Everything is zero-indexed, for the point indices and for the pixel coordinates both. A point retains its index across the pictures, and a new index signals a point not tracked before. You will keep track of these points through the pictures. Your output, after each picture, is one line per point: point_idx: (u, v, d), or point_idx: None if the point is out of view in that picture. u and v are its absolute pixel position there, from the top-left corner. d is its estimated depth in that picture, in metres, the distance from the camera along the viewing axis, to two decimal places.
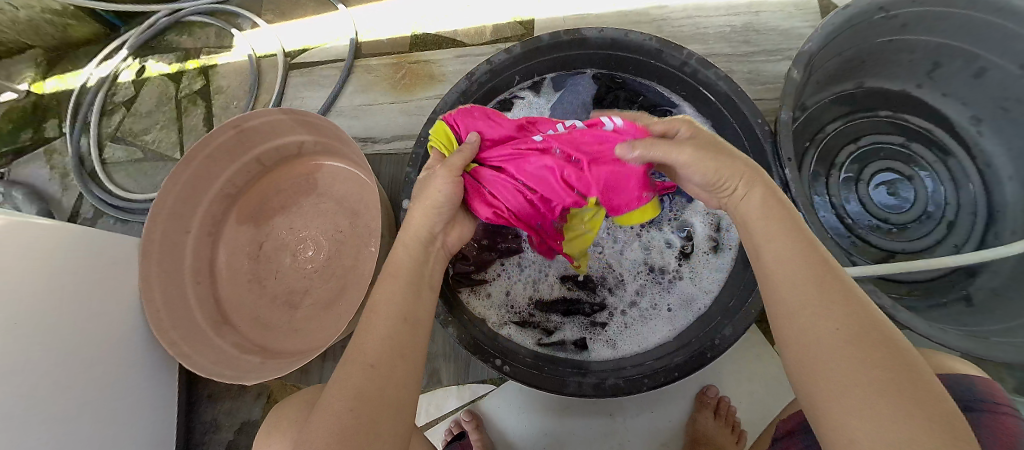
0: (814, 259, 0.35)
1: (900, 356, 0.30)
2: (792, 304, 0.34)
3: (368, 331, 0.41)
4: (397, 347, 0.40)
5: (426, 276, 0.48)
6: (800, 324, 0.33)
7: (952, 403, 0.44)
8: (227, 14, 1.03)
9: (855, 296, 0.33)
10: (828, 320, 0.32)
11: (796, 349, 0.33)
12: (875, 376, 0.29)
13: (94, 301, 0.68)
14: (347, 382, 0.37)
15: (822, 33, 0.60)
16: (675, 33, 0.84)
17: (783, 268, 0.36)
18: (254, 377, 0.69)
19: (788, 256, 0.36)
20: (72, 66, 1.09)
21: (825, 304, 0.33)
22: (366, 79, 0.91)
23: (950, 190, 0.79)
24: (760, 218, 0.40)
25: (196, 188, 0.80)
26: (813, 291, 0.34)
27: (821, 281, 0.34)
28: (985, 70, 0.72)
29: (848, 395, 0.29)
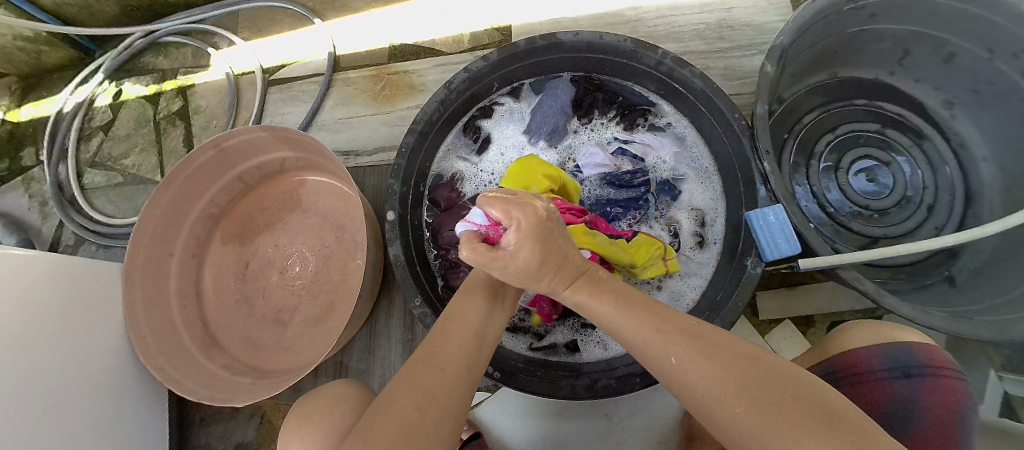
0: (660, 329, 0.39)
1: (772, 377, 0.34)
2: (670, 368, 0.38)
3: (443, 339, 0.42)
4: (465, 359, 0.41)
5: (503, 295, 0.50)
6: (682, 383, 0.37)
7: (895, 374, 0.48)
8: (204, 33, 1.02)
9: (715, 342, 0.38)
10: (694, 373, 0.36)
11: (694, 406, 0.37)
12: (747, 404, 0.33)
13: (78, 331, 0.67)
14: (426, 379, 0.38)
15: (794, 26, 0.61)
16: (651, 33, 0.85)
17: (645, 343, 0.40)
18: (247, 398, 0.68)
19: (646, 332, 0.40)
20: (46, 92, 1.07)
21: (692, 359, 0.36)
22: (346, 92, 0.91)
23: (928, 174, 0.80)
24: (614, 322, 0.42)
25: (178, 211, 0.79)
26: (678, 349, 0.37)
27: (681, 342, 0.38)
28: (954, 55, 0.73)
29: (743, 428, 0.32)
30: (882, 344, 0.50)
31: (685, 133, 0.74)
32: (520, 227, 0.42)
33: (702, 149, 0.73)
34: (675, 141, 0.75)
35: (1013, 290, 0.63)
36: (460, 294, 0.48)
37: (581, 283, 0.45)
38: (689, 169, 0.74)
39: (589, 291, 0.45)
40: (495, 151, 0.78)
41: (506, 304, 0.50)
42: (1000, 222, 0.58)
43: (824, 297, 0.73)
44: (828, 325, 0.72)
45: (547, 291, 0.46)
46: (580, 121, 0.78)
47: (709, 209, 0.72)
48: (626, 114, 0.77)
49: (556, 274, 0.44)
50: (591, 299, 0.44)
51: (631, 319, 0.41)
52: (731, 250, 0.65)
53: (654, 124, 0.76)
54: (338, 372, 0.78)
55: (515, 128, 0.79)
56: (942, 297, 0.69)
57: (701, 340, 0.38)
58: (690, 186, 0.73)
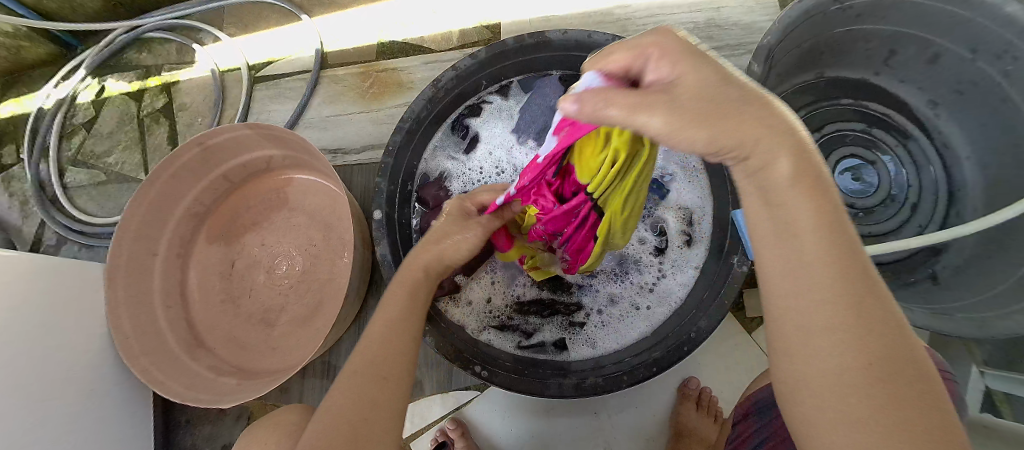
0: (841, 246, 0.28)
1: (905, 367, 0.26)
2: (808, 311, 0.28)
3: (379, 344, 0.43)
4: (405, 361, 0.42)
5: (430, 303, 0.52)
6: (792, 312, 0.29)
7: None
8: (188, 29, 1.00)
9: (888, 304, 0.28)
10: (819, 313, 0.28)
11: (782, 332, 0.30)
12: (867, 371, 0.26)
13: (58, 332, 0.65)
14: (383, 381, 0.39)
15: (779, 26, 0.62)
16: (640, 32, 0.85)
17: (801, 251, 0.29)
18: (232, 400, 0.67)
19: (823, 257, 0.28)
20: (27, 88, 1.05)
21: (837, 315, 0.27)
22: (334, 89, 0.90)
23: (913, 174, 0.83)
24: (795, 203, 0.29)
25: (162, 210, 0.78)
26: (837, 297, 0.27)
27: (848, 274, 0.28)
28: (938, 56, 0.73)
29: (828, 384, 0.27)
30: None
31: None
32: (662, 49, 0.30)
33: None
34: None
35: (999, 285, 0.63)
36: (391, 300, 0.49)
37: (807, 174, 0.29)
38: (677, 168, 0.74)
39: (808, 181, 0.29)
40: (483, 149, 0.78)
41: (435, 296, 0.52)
42: (978, 221, 0.58)
43: None
44: None
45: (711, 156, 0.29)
46: None
47: (696, 207, 0.72)
48: None
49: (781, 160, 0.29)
50: (805, 187, 0.29)
51: (813, 228, 0.29)
52: (718, 248, 0.65)
53: None
54: (325, 373, 0.77)
55: (503, 126, 0.78)
56: (926, 294, 0.70)
57: (873, 301, 0.28)
58: (678, 184, 0.73)
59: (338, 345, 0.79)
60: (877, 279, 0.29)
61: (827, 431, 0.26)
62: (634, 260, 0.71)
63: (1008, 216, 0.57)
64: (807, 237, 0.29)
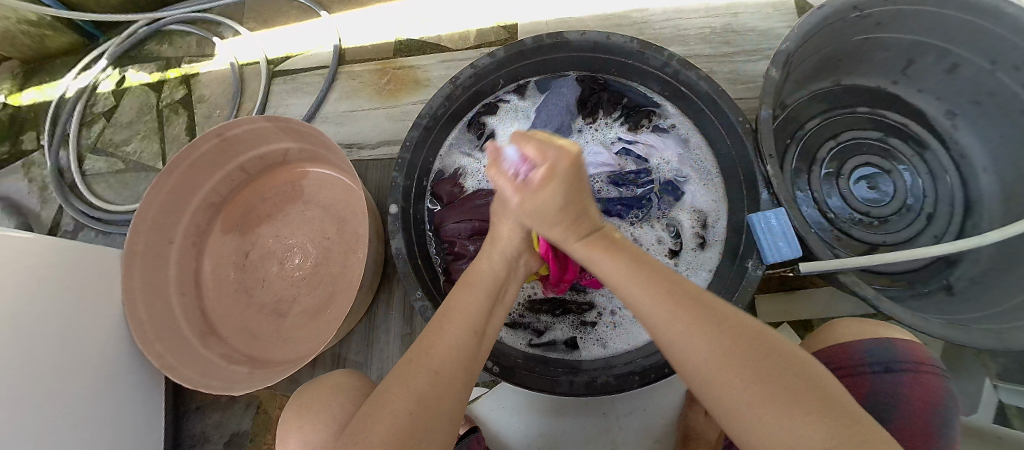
0: (670, 296, 0.37)
1: (776, 355, 0.32)
2: (672, 340, 0.36)
3: (438, 336, 0.41)
4: (463, 359, 0.40)
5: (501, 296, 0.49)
6: (683, 355, 0.35)
7: (875, 369, 0.48)
8: (209, 23, 1.02)
9: (743, 325, 0.35)
10: (698, 352, 0.34)
11: (692, 384, 0.35)
12: (753, 386, 0.31)
13: (76, 316, 0.66)
14: (441, 380, 0.38)
15: (799, 32, 0.62)
16: (656, 36, 0.86)
17: (652, 310, 0.38)
18: (244, 388, 0.68)
19: (653, 300, 0.38)
20: (50, 77, 1.07)
21: (696, 333, 0.34)
22: (351, 85, 0.91)
23: (929, 183, 0.80)
24: (613, 274, 0.42)
25: (179, 198, 0.79)
26: (683, 322, 0.36)
27: (688, 311, 0.36)
28: (957, 65, 0.74)
29: (741, 410, 0.31)
30: (867, 337, 0.50)
31: (687, 134, 0.74)
32: (551, 168, 0.42)
33: (705, 151, 0.73)
34: (679, 142, 0.75)
35: (1009, 301, 0.63)
36: (458, 289, 0.47)
37: (598, 241, 0.45)
38: (692, 170, 0.74)
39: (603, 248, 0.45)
40: None
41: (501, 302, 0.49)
42: (997, 233, 0.58)
43: (823, 303, 0.73)
44: None
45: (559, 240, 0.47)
46: (586, 121, 0.78)
47: (711, 210, 0.72)
48: (630, 115, 0.77)
49: (571, 224, 0.46)
50: (601, 253, 0.44)
51: (646, 281, 0.40)
52: (732, 251, 0.66)
53: (657, 125, 0.76)
54: (335, 364, 0.78)
55: (519, 126, 0.79)
56: (941, 304, 0.70)
57: (714, 313, 0.36)
58: (693, 187, 0.73)
59: (348, 338, 0.79)
60: (723, 307, 0.37)
61: (753, 434, 0.30)
62: None
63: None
64: (637, 289, 0.39)
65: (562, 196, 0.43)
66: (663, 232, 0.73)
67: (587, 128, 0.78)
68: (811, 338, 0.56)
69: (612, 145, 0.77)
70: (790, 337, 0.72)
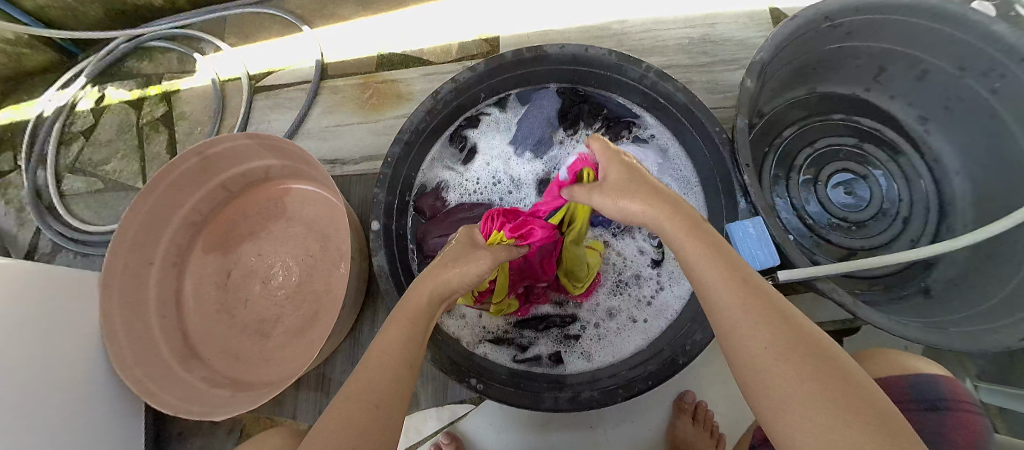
0: (740, 284, 0.37)
1: (830, 356, 0.32)
2: (733, 326, 0.35)
3: (375, 369, 0.39)
4: (398, 390, 0.38)
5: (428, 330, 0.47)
6: (740, 341, 0.34)
7: (922, 406, 0.48)
8: (190, 39, 1.01)
9: (803, 327, 0.34)
10: (757, 341, 0.33)
11: (742, 373, 0.34)
12: (809, 382, 0.30)
13: (53, 342, 0.65)
14: (371, 415, 0.35)
15: (772, 43, 0.63)
16: (636, 46, 0.87)
17: (717, 294, 0.37)
18: (224, 412, 0.67)
19: (729, 286, 0.37)
20: (27, 95, 1.05)
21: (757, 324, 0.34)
22: (334, 100, 0.91)
23: (904, 187, 0.82)
24: (689, 254, 0.40)
25: (159, 218, 0.78)
26: (748, 312, 0.35)
27: (756, 302, 0.35)
28: (927, 72, 0.75)
29: (790, 407, 0.30)
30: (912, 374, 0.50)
31: (668, 143, 0.75)
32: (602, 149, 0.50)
33: (684, 160, 0.74)
34: (659, 152, 0.75)
35: (985, 303, 0.65)
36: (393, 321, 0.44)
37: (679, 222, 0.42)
38: (672, 180, 0.75)
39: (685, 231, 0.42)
40: (482, 161, 0.79)
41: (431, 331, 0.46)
42: (967, 236, 0.59)
43: (804, 309, 0.74)
44: None
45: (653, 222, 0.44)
46: (567, 133, 0.79)
47: None
48: (610, 126, 0.78)
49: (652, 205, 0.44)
50: (683, 234, 0.41)
51: (722, 271, 0.38)
52: None
53: (638, 136, 0.77)
54: (320, 384, 0.77)
55: (501, 138, 0.80)
56: (918, 307, 0.71)
57: (776, 308, 0.35)
58: (673, 196, 0.74)
59: (333, 356, 0.78)
60: (791, 309, 0.36)
61: (789, 436, 0.29)
62: (632, 274, 0.72)
63: (998, 229, 0.58)
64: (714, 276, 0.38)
65: (626, 173, 0.48)
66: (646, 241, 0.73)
67: (568, 139, 0.78)
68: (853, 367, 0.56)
69: None
70: None
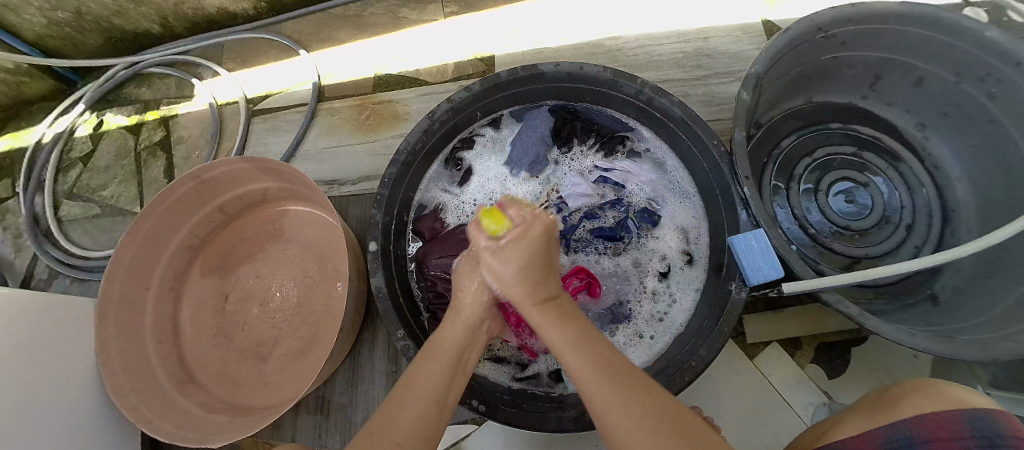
0: (604, 366, 0.43)
1: (687, 426, 0.39)
2: (606, 407, 0.41)
3: (399, 405, 0.43)
4: (436, 393, 0.45)
5: (465, 362, 0.50)
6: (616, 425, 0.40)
7: (980, 444, 0.36)
8: (188, 64, 1.02)
9: (662, 395, 0.42)
10: (631, 416, 0.39)
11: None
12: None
13: (45, 370, 0.63)
14: (429, 384, 0.45)
15: (767, 55, 0.63)
16: (631, 62, 0.87)
17: (588, 375, 0.43)
18: (223, 439, 0.65)
19: (594, 368, 0.43)
20: (26, 123, 1.06)
21: (630, 401, 0.40)
22: (331, 122, 0.91)
23: (905, 194, 0.82)
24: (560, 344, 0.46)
25: (156, 243, 0.77)
26: (612, 390, 0.41)
27: (624, 380, 0.42)
28: (923, 79, 0.76)
29: None
30: (967, 410, 0.39)
31: (664, 156, 0.75)
32: (524, 231, 0.51)
33: (681, 172, 0.75)
34: (655, 165, 0.76)
35: (997, 308, 0.64)
36: (423, 357, 0.48)
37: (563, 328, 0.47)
38: (668, 191, 0.75)
39: (558, 315, 0.48)
40: (476, 182, 0.78)
41: (466, 371, 0.50)
42: (980, 241, 0.58)
43: (811, 320, 0.75)
44: (816, 346, 0.74)
45: (516, 302, 0.50)
46: (560, 151, 0.79)
47: (692, 227, 0.72)
48: (604, 142, 0.78)
49: (529, 287, 0.49)
50: (549, 322, 0.48)
51: (590, 352, 0.45)
52: (716, 269, 0.65)
53: (633, 150, 0.77)
54: (320, 408, 0.76)
55: (494, 159, 0.79)
56: (926, 316, 0.70)
57: (641, 383, 0.42)
58: (671, 207, 0.74)
59: (332, 379, 0.77)
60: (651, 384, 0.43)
61: None
62: (642, 290, 0.71)
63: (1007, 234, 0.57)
64: (589, 368, 0.43)
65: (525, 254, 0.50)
66: (646, 253, 0.72)
67: (562, 158, 0.79)
68: (887, 403, 0.45)
69: (589, 174, 0.78)
70: (780, 356, 0.74)
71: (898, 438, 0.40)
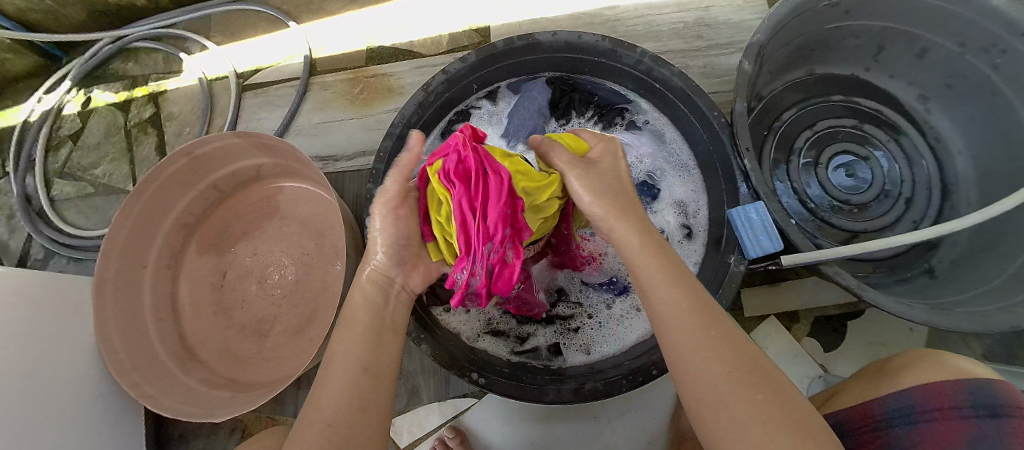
0: (682, 286, 0.40)
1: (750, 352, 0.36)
2: (669, 319, 0.38)
3: (325, 385, 0.39)
4: (362, 358, 0.41)
5: (388, 322, 0.46)
6: (672, 337, 0.38)
7: (980, 413, 0.37)
8: (175, 38, 0.99)
9: (728, 322, 0.38)
10: (690, 335, 0.37)
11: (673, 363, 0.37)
12: (726, 375, 0.34)
13: (46, 348, 0.64)
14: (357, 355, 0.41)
15: (770, 23, 0.61)
16: (630, 32, 0.85)
17: (661, 289, 0.40)
18: (225, 413, 0.66)
19: (665, 281, 0.41)
20: (12, 102, 1.03)
21: (712, 341, 0.36)
22: (323, 96, 0.89)
23: (905, 167, 0.81)
24: (641, 257, 0.43)
25: (150, 221, 0.77)
26: (683, 305, 0.39)
27: (692, 300, 0.39)
28: (927, 50, 0.74)
29: (717, 390, 0.33)
30: (968, 378, 0.39)
31: (664, 128, 0.74)
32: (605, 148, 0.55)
33: (680, 144, 0.73)
34: (654, 137, 0.75)
35: (992, 280, 0.64)
36: (342, 330, 0.44)
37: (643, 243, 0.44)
38: (667, 164, 0.74)
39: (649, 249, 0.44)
40: None
41: (396, 330, 0.47)
42: (979, 212, 0.57)
43: (809, 293, 0.75)
44: (812, 319, 0.75)
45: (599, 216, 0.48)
46: (559, 123, 0.77)
47: (691, 200, 0.72)
48: (603, 114, 0.77)
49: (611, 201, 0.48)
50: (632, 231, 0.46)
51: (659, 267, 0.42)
52: (715, 242, 0.65)
53: (632, 122, 0.76)
54: None
55: (491, 132, 0.78)
56: (923, 289, 0.70)
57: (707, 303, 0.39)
58: (671, 180, 0.73)
59: None
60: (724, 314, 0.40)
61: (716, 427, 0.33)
62: None
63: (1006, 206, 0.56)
64: (659, 277, 0.41)
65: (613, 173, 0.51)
66: None
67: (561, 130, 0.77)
68: (886, 373, 0.45)
69: None
70: (777, 329, 0.75)
71: (899, 408, 0.40)
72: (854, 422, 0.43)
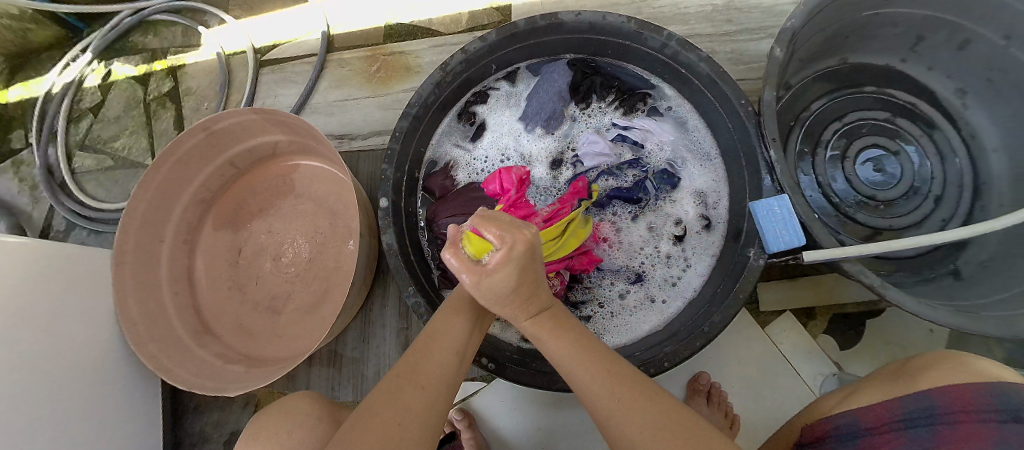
0: (602, 371, 0.42)
1: (683, 420, 0.38)
2: (603, 409, 0.40)
3: (422, 356, 0.42)
4: (456, 345, 0.45)
5: (482, 321, 0.50)
6: (612, 425, 0.39)
7: (1004, 418, 0.34)
8: (194, 11, 0.99)
9: (647, 387, 0.41)
10: (625, 419, 0.38)
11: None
12: (669, 447, 0.35)
13: (69, 316, 0.65)
14: (451, 342, 0.45)
15: (805, 8, 0.58)
16: (655, 15, 0.82)
17: (588, 381, 0.42)
18: (238, 387, 0.67)
19: (585, 372, 0.42)
20: (34, 72, 1.04)
21: (626, 401, 0.39)
22: (340, 74, 0.88)
23: (937, 165, 0.78)
24: (558, 355, 0.45)
25: (168, 196, 0.77)
26: (605, 389, 0.41)
27: (615, 378, 0.41)
28: (970, 41, 0.71)
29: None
30: (992, 384, 0.37)
31: (686, 115, 0.72)
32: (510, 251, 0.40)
33: (703, 132, 0.71)
34: (676, 124, 0.73)
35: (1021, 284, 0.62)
36: (442, 314, 0.48)
37: (564, 340, 0.45)
38: (689, 152, 0.72)
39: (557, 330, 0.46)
40: (490, 137, 0.76)
41: (482, 329, 0.50)
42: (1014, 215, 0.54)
43: (827, 292, 0.73)
44: (829, 317, 0.73)
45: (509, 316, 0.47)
46: (579, 107, 0.76)
47: (712, 191, 0.70)
48: (625, 99, 0.75)
49: (518, 306, 0.45)
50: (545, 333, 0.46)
51: (583, 362, 0.43)
52: (735, 234, 0.64)
53: (654, 108, 0.74)
54: (332, 360, 0.78)
55: (510, 114, 0.77)
56: (948, 290, 0.68)
57: (627, 379, 0.41)
58: (691, 169, 0.72)
59: (344, 333, 0.79)
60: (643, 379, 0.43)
61: None
62: (657, 252, 0.69)
63: None
64: (580, 364, 0.43)
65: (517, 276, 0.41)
66: (664, 217, 0.71)
67: (580, 114, 0.76)
68: (907, 376, 0.43)
69: (607, 131, 0.75)
70: (792, 326, 0.73)
71: (920, 410, 0.39)
72: (868, 422, 0.41)
